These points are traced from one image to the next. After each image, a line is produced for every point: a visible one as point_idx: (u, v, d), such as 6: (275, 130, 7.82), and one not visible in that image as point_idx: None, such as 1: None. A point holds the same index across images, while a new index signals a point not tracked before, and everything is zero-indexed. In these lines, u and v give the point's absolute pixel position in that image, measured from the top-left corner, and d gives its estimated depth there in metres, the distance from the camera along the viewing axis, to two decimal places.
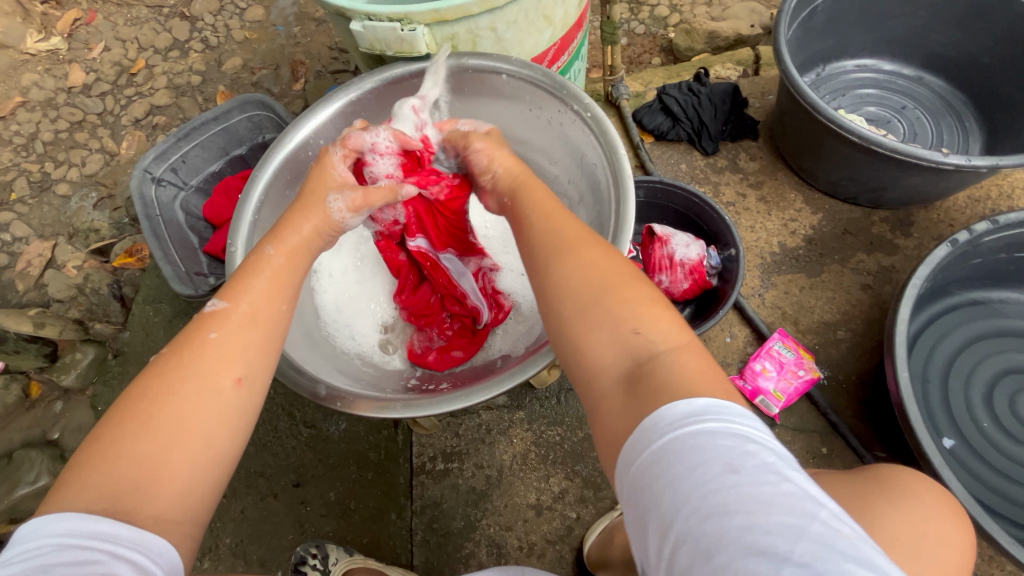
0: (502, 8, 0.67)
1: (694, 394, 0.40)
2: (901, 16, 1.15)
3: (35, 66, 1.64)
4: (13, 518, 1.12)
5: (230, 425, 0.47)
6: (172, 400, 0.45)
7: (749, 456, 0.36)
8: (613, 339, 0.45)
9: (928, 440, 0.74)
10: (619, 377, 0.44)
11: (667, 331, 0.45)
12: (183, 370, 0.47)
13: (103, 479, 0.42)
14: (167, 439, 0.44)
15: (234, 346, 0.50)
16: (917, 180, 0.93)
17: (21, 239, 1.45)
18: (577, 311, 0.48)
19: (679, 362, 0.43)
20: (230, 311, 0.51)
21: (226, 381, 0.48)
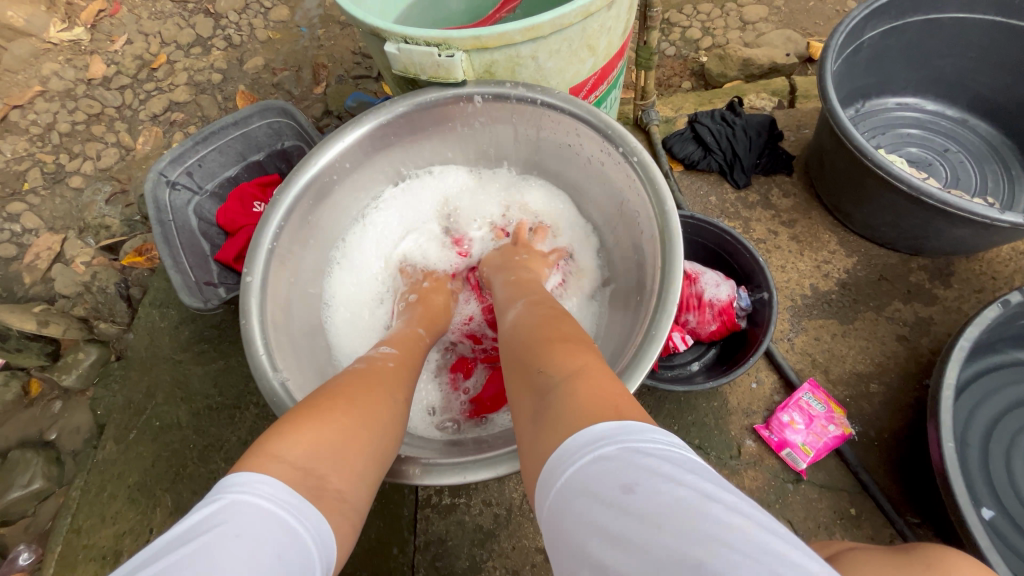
0: (547, 37, 0.65)
1: (593, 422, 0.40)
2: (948, 57, 1.11)
3: (56, 55, 1.62)
4: (5, 521, 1.09)
5: (384, 442, 0.53)
6: (365, 407, 0.53)
7: (651, 468, 0.35)
8: (534, 377, 0.49)
9: (972, 515, 0.70)
10: (530, 409, 0.47)
11: (568, 361, 0.49)
12: (374, 388, 0.56)
13: (297, 449, 0.45)
14: (353, 434, 0.50)
15: (402, 380, 0.61)
16: (964, 232, 0.89)
17: (31, 231, 1.43)
18: (519, 357, 0.54)
19: (572, 388, 0.45)
20: (397, 363, 0.63)
21: (397, 401, 0.57)
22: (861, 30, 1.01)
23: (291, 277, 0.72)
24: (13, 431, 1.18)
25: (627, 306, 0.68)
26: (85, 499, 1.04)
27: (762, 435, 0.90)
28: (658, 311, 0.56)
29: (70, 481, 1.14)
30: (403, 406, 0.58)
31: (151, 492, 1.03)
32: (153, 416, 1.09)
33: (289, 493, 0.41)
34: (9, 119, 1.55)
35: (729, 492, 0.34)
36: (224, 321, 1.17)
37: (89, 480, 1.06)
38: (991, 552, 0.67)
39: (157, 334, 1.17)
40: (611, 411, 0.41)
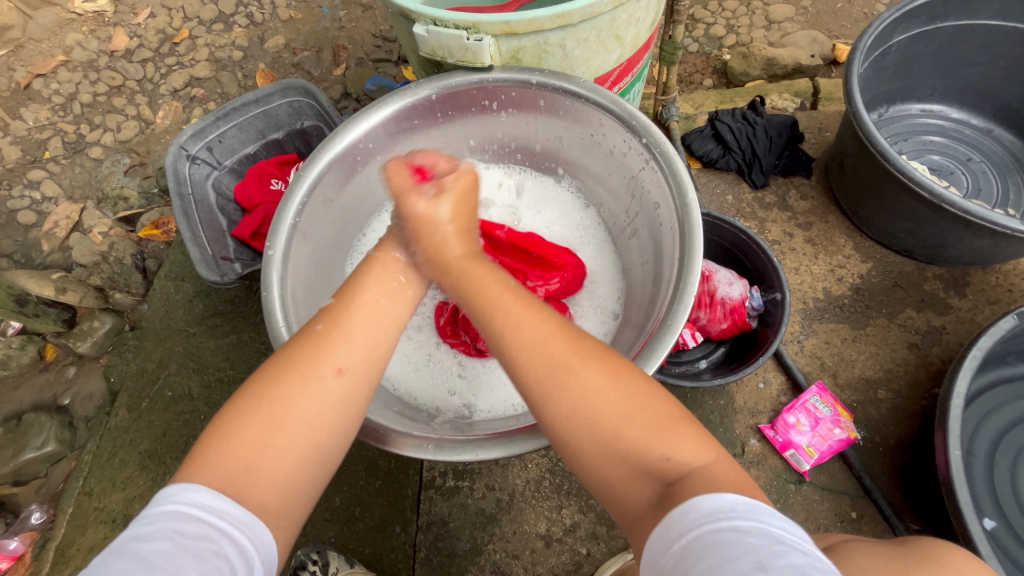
0: (576, 25, 0.65)
1: (721, 490, 0.41)
2: (978, 65, 1.09)
3: (80, 26, 1.63)
4: (18, 480, 1.12)
5: (328, 422, 0.50)
6: (280, 394, 0.49)
7: (778, 553, 0.36)
8: (644, 467, 0.44)
9: (975, 524, 0.70)
10: (651, 498, 0.44)
11: (694, 448, 0.44)
12: (303, 365, 0.51)
13: (219, 458, 0.46)
14: (270, 424, 0.48)
15: (355, 339, 0.53)
16: (984, 242, 0.88)
17: (51, 199, 1.44)
18: (596, 442, 0.46)
19: (712, 478, 0.42)
20: (345, 323, 0.54)
21: (329, 371, 0.51)
22: (891, 33, 1.00)
23: (312, 254, 0.73)
24: (28, 394, 1.20)
25: (644, 297, 0.68)
26: (97, 463, 1.07)
27: (767, 434, 0.90)
28: (676, 303, 0.57)
29: (82, 445, 1.16)
30: (350, 373, 0.52)
31: (161, 460, 1.05)
32: (165, 386, 1.11)
33: (220, 501, 0.43)
34: (32, 87, 1.57)
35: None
36: (238, 296, 1.18)
37: (101, 445, 1.08)
38: (991, 557, 0.67)
39: (172, 306, 1.19)
40: (748, 492, 0.42)
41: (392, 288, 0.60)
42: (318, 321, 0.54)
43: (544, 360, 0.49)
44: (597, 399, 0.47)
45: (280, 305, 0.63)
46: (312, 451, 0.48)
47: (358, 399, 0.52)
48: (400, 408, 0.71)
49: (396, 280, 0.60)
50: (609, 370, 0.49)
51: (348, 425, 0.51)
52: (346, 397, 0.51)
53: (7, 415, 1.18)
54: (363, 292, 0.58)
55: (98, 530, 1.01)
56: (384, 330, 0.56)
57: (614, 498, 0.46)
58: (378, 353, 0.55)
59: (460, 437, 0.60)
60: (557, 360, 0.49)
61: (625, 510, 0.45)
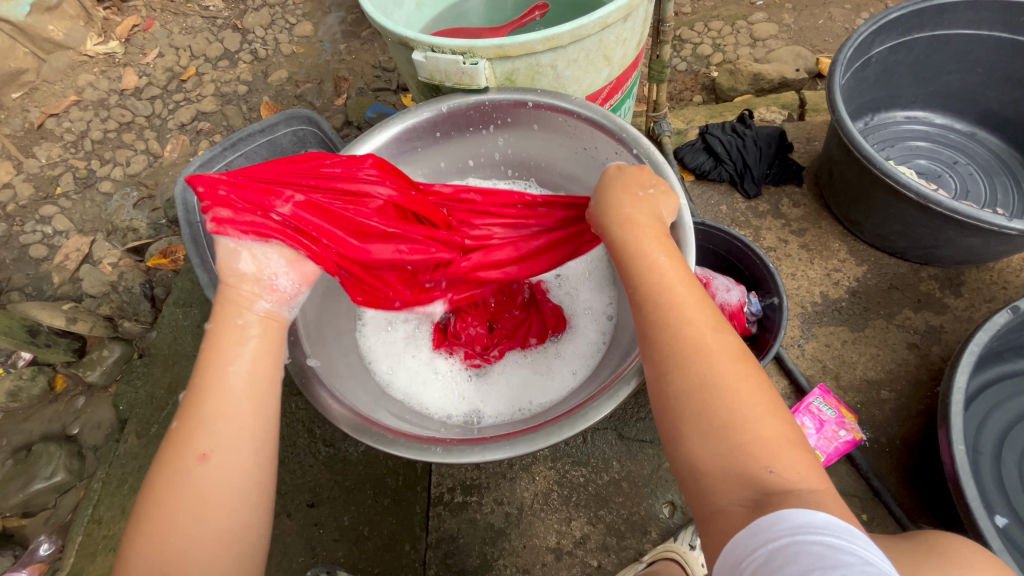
0: (566, 47, 0.69)
1: (818, 511, 0.40)
2: (957, 72, 1.13)
3: (91, 67, 1.71)
4: (26, 512, 1.12)
5: (219, 501, 0.49)
6: (166, 494, 0.48)
7: (869, 572, 0.36)
8: (739, 470, 0.44)
9: (985, 519, 0.70)
10: (741, 497, 0.43)
11: (805, 473, 0.43)
12: (170, 462, 0.50)
13: (139, 562, 0.47)
14: (168, 520, 0.48)
15: (214, 420, 0.51)
16: (974, 241, 0.90)
17: (61, 233, 1.48)
18: (697, 393, 0.47)
19: (821, 506, 0.41)
20: (203, 403, 0.51)
21: (194, 460, 0.49)
22: (870, 45, 1.04)
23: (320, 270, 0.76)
24: (38, 425, 1.22)
25: None
26: (106, 491, 1.07)
27: None
28: None
29: (90, 474, 1.17)
30: (220, 453, 0.50)
31: None
32: (174, 412, 1.12)
33: None
34: (45, 127, 1.63)
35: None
36: None
37: (109, 473, 1.09)
38: (1002, 551, 0.66)
39: (180, 332, 1.20)
40: (849, 522, 0.41)
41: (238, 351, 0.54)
42: (175, 417, 0.52)
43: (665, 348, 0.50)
44: (721, 365, 0.47)
45: None
46: (220, 533, 0.49)
47: (240, 462, 0.51)
48: (408, 417, 0.72)
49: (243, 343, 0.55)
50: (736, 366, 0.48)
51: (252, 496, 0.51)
52: (229, 473, 0.50)
53: (18, 445, 1.19)
54: (220, 363, 0.53)
55: (107, 558, 1.01)
56: (260, 388, 0.54)
57: (701, 481, 0.46)
58: (252, 418, 0.53)
59: (467, 440, 0.62)
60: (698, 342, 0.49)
61: (704, 505, 0.45)
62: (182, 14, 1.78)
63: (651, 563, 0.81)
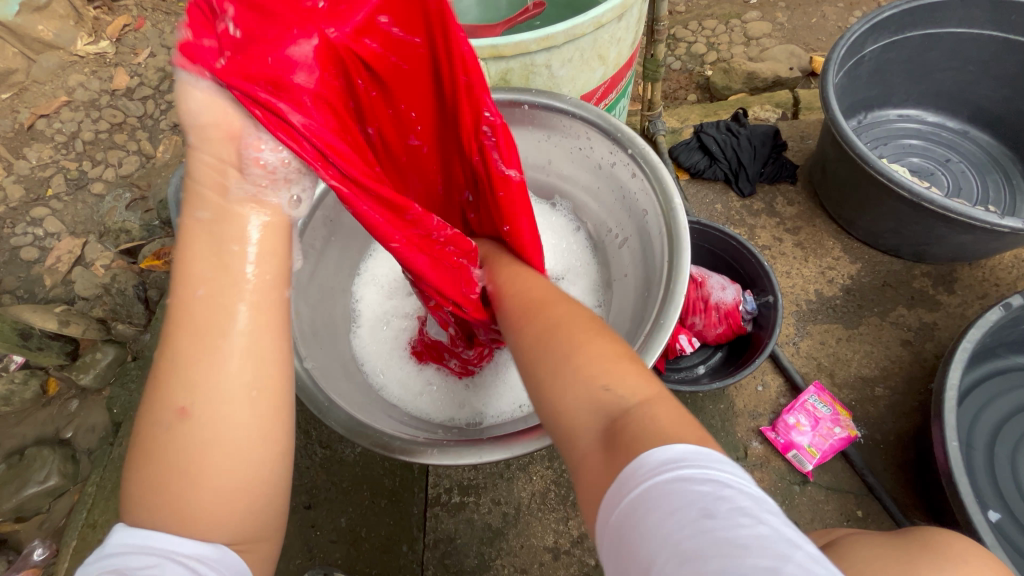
0: (560, 46, 0.69)
1: (671, 440, 0.34)
2: (949, 70, 1.14)
3: (82, 67, 1.69)
4: (19, 516, 1.11)
5: (231, 449, 0.37)
6: (161, 437, 0.37)
7: (723, 500, 0.31)
8: (584, 398, 0.39)
9: (978, 514, 0.70)
10: (596, 436, 0.38)
11: (636, 384, 0.39)
12: (155, 404, 0.38)
13: (138, 513, 0.38)
14: (168, 467, 0.37)
15: (203, 357, 0.38)
16: (966, 238, 0.90)
17: (53, 235, 1.47)
18: (552, 368, 0.42)
19: (652, 418, 0.36)
20: (184, 331, 0.38)
21: (175, 410, 0.37)
22: (862, 43, 1.04)
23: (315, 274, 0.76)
24: (30, 429, 1.21)
25: (636, 302, 0.70)
26: (100, 495, 1.06)
27: (768, 436, 0.91)
28: (667, 304, 0.59)
29: (84, 478, 1.16)
30: (220, 404, 0.38)
31: None
32: None
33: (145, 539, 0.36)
34: (35, 128, 1.61)
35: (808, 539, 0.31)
36: None
37: (104, 477, 1.08)
38: (995, 546, 0.67)
39: None
40: (699, 438, 0.35)
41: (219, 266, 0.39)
42: (158, 346, 0.39)
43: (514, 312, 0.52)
44: (577, 335, 0.43)
45: None
46: (231, 490, 0.37)
47: (251, 415, 0.38)
48: (404, 420, 0.72)
49: (211, 251, 0.39)
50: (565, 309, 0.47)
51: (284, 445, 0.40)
52: (237, 419, 0.37)
53: (10, 449, 1.18)
54: (190, 272, 0.39)
55: None
56: (256, 324, 0.39)
57: (558, 431, 0.40)
58: (261, 354, 0.39)
59: (463, 441, 0.62)
60: (539, 300, 0.50)
61: (571, 453, 0.39)
62: (174, 14, 1.77)
63: None
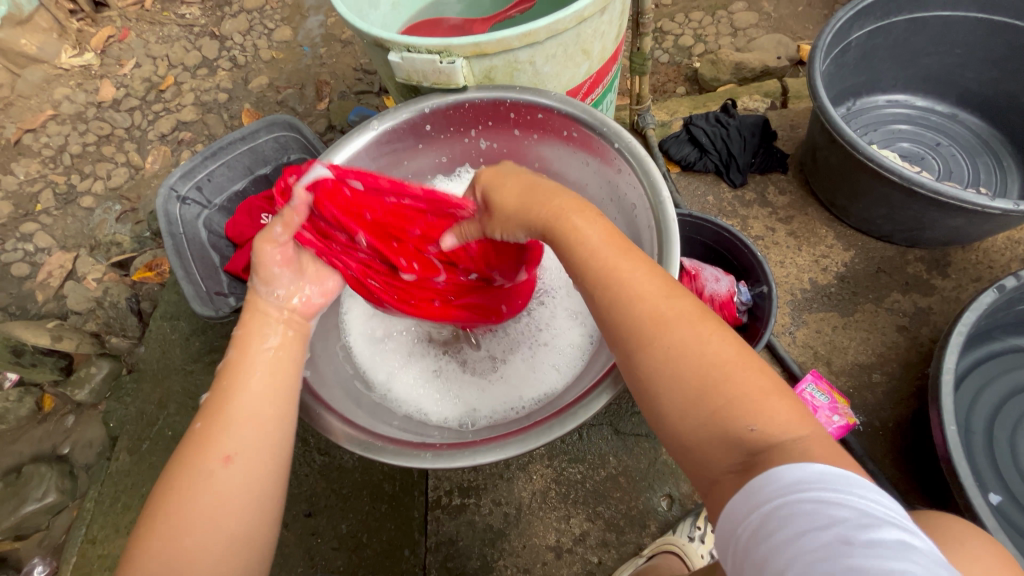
0: (543, 42, 0.68)
1: (810, 461, 0.39)
2: (936, 54, 1.14)
3: (68, 80, 1.68)
4: (19, 534, 1.10)
5: (232, 506, 0.50)
6: (184, 494, 0.50)
7: (854, 529, 0.35)
8: (722, 432, 0.43)
9: (979, 497, 0.70)
10: (732, 465, 0.42)
11: (787, 421, 0.42)
12: (190, 465, 0.51)
13: (142, 568, 0.47)
14: (186, 515, 0.49)
15: (237, 423, 0.54)
16: (958, 222, 0.90)
17: (44, 250, 1.46)
18: (687, 400, 0.44)
19: (807, 452, 0.40)
20: (232, 405, 0.54)
21: (218, 461, 0.51)
22: (849, 30, 1.04)
23: None
24: (27, 447, 1.19)
25: None
26: (99, 510, 1.06)
27: None
28: None
29: (83, 494, 1.15)
30: (243, 456, 0.52)
31: None
32: (165, 426, 1.10)
33: None
34: (22, 143, 1.60)
35: (948, 570, 0.34)
36: (234, 330, 1.19)
37: (102, 492, 1.07)
38: (996, 529, 0.67)
39: (168, 346, 1.19)
40: (843, 468, 0.39)
41: (275, 360, 0.60)
42: (198, 418, 0.54)
43: (625, 332, 0.48)
44: (732, 369, 0.44)
45: None
46: (234, 541, 0.49)
47: (261, 469, 0.53)
48: (400, 424, 0.72)
49: (273, 354, 0.60)
50: (701, 331, 0.46)
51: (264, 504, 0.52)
52: (243, 478, 0.51)
53: (7, 468, 1.17)
54: (246, 368, 0.58)
55: None
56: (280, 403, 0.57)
57: (690, 456, 0.45)
58: (272, 423, 0.55)
59: (457, 444, 0.61)
60: (658, 315, 0.47)
61: (705, 474, 0.44)
62: (157, 23, 1.76)
63: (651, 558, 0.82)
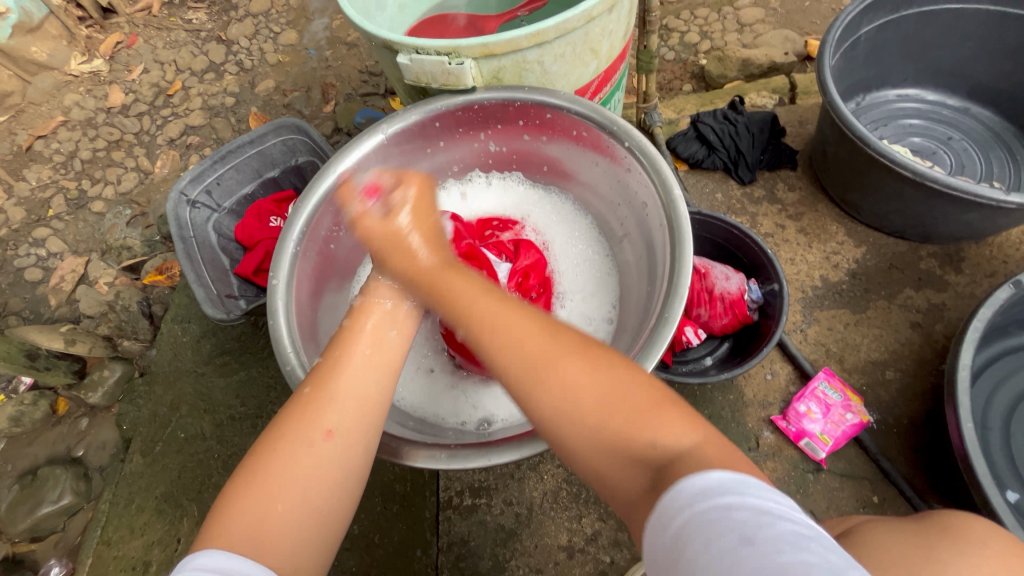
0: (551, 42, 0.68)
1: (709, 469, 0.39)
2: (946, 47, 1.13)
3: (77, 87, 1.70)
4: (35, 535, 1.12)
5: (328, 483, 0.49)
6: (282, 458, 0.48)
7: (766, 525, 0.35)
8: (630, 454, 0.44)
9: (997, 494, 0.69)
10: (644, 484, 0.43)
11: (681, 431, 0.44)
12: (294, 432, 0.50)
13: (225, 534, 0.44)
14: (280, 484, 0.47)
15: (343, 398, 0.53)
16: (972, 216, 0.89)
17: (56, 254, 1.47)
18: (588, 436, 0.46)
19: (704, 458, 0.41)
20: (338, 379, 0.54)
21: (319, 434, 0.50)
22: (858, 24, 1.03)
23: (316, 282, 0.75)
24: (42, 449, 1.20)
25: (641, 296, 0.69)
26: (113, 511, 1.07)
27: (779, 426, 0.90)
28: (671, 297, 0.58)
29: (97, 496, 1.16)
30: (343, 433, 0.51)
31: (177, 502, 1.05)
32: (177, 429, 1.11)
33: (232, 561, 0.41)
34: (34, 149, 1.62)
35: None
36: (244, 333, 1.20)
37: (116, 494, 1.08)
38: (1016, 527, 0.66)
39: (180, 348, 1.20)
40: (739, 470, 0.40)
41: (380, 342, 0.58)
42: (307, 383, 0.54)
43: (512, 376, 0.50)
44: (614, 398, 0.46)
45: (286, 331, 0.65)
46: (318, 516, 0.47)
47: (358, 451, 0.51)
48: (416, 426, 0.72)
49: (378, 331, 0.59)
50: (583, 364, 0.48)
51: (347, 490, 0.50)
52: (339, 457, 0.50)
53: (22, 470, 1.18)
54: (357, 344, 0.57)
55: None
56: (386, 389, 0.56)
57: (604, 486, 0.46)
58: (375, 408, 0.54)
59: (471, 444, 0.61)
60: (544, 358, 0.49)
61: (620, 501, 0.45)
62: (165, 29, 1.77)
63: None
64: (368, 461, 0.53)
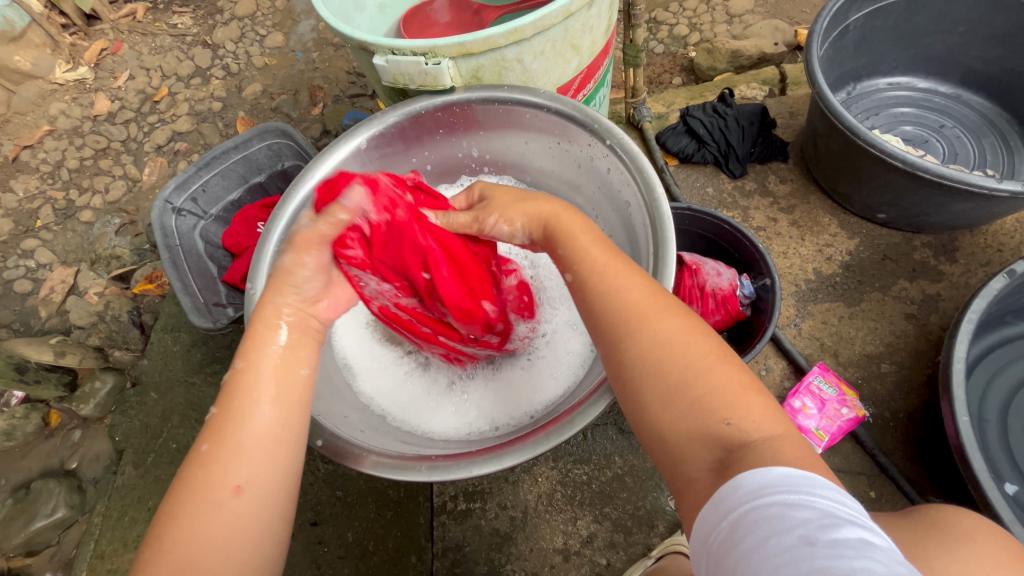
0: (530, 39, 0.67)
1: (776, 464, 0.39)
2: (938, 34, 1.11)
3: (63, 95, 1.68)
4: (30, 549, 1.11)
5: (245, 536, 0.46)
6: (183, 527, 0.45)
7: (829, 527, 0.35)
8: (704, 428, 0.43)
9: (993, 488, 0.68)
10: (708, 463, 0.42)
11: (762, 422, 0.42)
12: (200, 489, 0.47)
13: None
14: (191, 554, 0.44)
15: (250, 448, 0.49)
16: (965, 205, 0.88)
17: (45, 265, 1.46)
18: (665, 394, 0.45)
19: (778, 452, 0.40)
20: (238, 429, 0.50)
21: (226, 491, 0.47)
22: (846, 13, 1.02)
23: None
24: (35, 462, 1.19)
25: None
26: (107, 524, 1.06)
27: None
28: None
29: (91, 508, 1.15)
30: (253, 485, 0.48)
31: None
32: (169, 439, 1.10)
33: None
34: (20, 159, 1.60)
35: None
36: (235, 340, 1.18)
37: (110, 506, 1.07)
38: (1014, 523, 0.65)
39: (170, 358, 1.19)
40: (807, 468, 0.39)
41: (287, 378, 0.55)
42: (204, 438, 0.50)
43: (609, 321, 0.49)
44: (696, 366, 0.45)
45: None
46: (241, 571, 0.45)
47: (275, 498, 0.49)
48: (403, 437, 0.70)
49: (283, 369, 0.55)
50: (679, 326, 0.47)
51: (272, 533, 0.48)
52: (253, 512, 0.47)
53: (17, 484, 1.17)
54: (255, 390, 0.52)
55: None
56: (291, 418, 0.53)
57: (666, 455, 0.45)
58: (284, 446, 0.51)
59: (453, 456, 0.60)
60: (634, 310, 0.48)
61: (675, 474, 0.44)
62: (150, 34, 1.75)
63: (660, 559, 0.79)
64: (286, 504, 0.50)
